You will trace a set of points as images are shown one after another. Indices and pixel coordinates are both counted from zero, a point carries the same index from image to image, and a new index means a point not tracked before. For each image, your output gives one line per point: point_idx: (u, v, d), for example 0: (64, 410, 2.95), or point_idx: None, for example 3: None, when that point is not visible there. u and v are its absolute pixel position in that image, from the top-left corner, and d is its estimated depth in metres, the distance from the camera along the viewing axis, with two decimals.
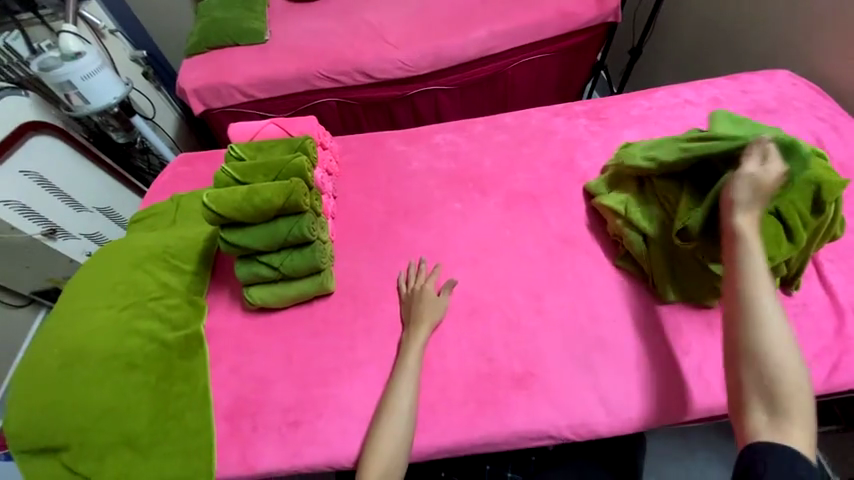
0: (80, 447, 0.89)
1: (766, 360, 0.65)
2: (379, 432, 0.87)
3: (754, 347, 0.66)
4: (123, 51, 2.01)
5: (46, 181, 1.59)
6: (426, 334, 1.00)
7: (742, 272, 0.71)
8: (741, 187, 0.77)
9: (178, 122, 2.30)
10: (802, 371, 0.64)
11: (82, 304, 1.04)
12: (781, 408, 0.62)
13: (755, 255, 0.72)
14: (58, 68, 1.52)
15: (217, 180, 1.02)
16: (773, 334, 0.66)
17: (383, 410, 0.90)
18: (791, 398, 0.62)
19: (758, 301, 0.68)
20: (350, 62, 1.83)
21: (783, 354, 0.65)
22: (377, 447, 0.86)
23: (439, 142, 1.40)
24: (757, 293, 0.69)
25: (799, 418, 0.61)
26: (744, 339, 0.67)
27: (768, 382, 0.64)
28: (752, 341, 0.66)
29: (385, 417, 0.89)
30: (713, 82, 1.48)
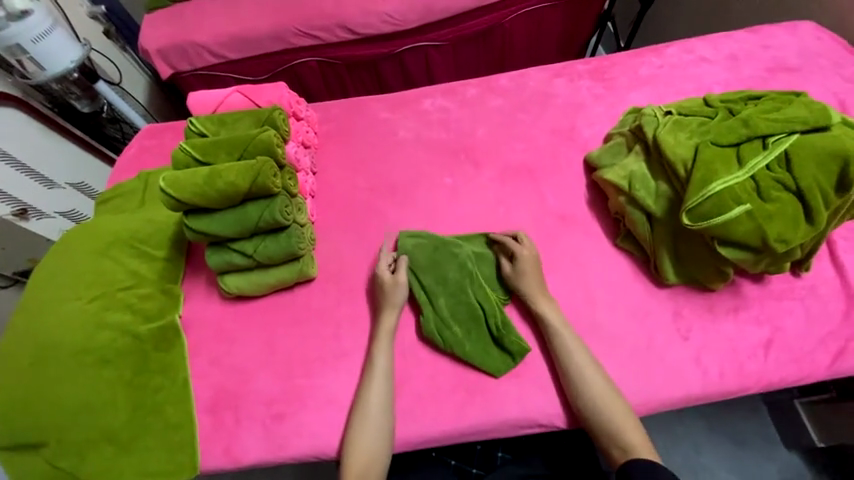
0: (58, 444, 0.87)
1: (593, 402, 0.85)
2: (363, 425, 0.85)
3: (585, 395, 0.85)
4: (80, 7, 1.81)
5: (10, 157, 1.45)
6: (396, 319, 0.95)
7: (550, 336, 0.91)
8: (519, 266, 0.96)
9: (148, 87, 2.12)
10: (617, 397, 0.85)
11: (46, 297, 0.97)
12: (617, 431, 0.83)
13: (554, 320, 0.91)
14: (3, 29, 1.33)
15: (175, 159, 0.92)
16: (590, 380, 0.85)
17: (362, 402, 0.87)
18: (619, 417, 0.84)
19: (571, 358, 0.88)
20: (330, 15, 1.63)
21: (603, 388, 0.85)
22: (362, 439, 0.84)
23: (428, 108, 1.27)
24: (569, 352, 0.88)
25: (635, 434, 0.82)
26: (583, 400, 0.85)
27: (602, 420, 0.83)
28: (580, 396, 0.86)
29: (367, 409, 0.86)
30: (731, 35, 1.33)
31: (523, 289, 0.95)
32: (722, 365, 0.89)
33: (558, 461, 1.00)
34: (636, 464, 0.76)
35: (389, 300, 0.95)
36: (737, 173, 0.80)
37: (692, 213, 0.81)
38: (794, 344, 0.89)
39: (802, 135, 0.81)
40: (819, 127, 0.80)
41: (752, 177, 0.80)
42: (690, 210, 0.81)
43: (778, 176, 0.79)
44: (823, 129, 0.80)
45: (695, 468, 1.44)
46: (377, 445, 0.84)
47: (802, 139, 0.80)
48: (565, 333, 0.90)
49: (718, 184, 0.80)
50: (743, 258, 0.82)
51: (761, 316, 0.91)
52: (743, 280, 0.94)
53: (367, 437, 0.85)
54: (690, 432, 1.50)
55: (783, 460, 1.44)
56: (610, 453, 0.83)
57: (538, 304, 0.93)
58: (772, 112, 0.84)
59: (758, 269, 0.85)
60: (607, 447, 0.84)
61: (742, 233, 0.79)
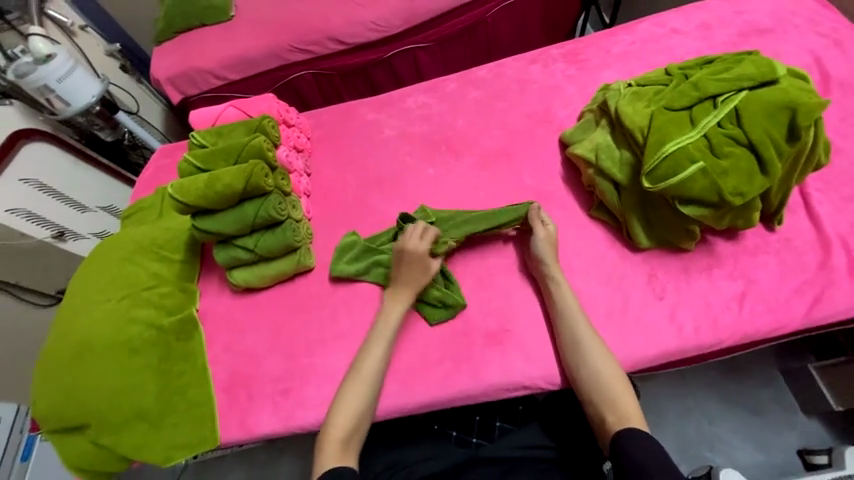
0: (98, 424, 1.00)
1: (590, 370, 0.87)
2: (349, 389, 0.90)
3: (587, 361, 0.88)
4: (97, 47, 2.01)
5: (46, 186, 1.64)
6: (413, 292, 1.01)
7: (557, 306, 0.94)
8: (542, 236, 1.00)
9: (164, 114, 2.30)
10: (617, 371, 0.87)
11: (83, 299, 1.11)
12: (612, 398, 0.84)
13: (564, 289, 0.95)
14: (33, 74, 1.52)
15: (181, 170, 1.05)
16: (592, 349, 0.88)
17: (355, 369, 0.93)
18: (613, 386, 0.85)
19: (577, 328, 0.91)
20: (319, 29, 1.76)
21: (602, 355, 0.88)
22: (343, 403, 0.89)
23: (411, 105, 1.36)
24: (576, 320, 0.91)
25: (632, 407, 0.83)
26: (580, 368, 0.89)
27: (601, 387, 0.86)
28: (581, 362, 0.88)
29: (358, 372, 0.92)
30: (704, 4, 1.34)
31: (540, 255, 0.98)
32: (697, 320, 0.92)
33: (560, 424, 1.03)
34: (626, 433, 0.78)
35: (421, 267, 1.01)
36: (690, 133, 0.85)
37: (650, 176, 0.86)
38: (769, 295, 0.91)
39: (750, 91, 0.85)
40: (766, 82, 0.84)
41: (704, 136, 0.84)
42: (648, 173, 0.86)
43: (729, 132, 0.83)
44: (770, 83, 0.85)
45: (707, 438, 1.40)
46: (360, 413, 0.88)
47: (751, 95, 0.84)
48: (570, 303, 0.93)
49: (672, 145, 0.84)
50: (704, 213, 0.86)
51: (735, 271, 0.94)
52: (717, 238, 0.97)
53: (352, 401, 0.89)
54: (701, 404, 1.45)
55: (805, 427, 1.39)
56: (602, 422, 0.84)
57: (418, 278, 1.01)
58: (721, 74, 0.89)
59: (724, 225, 0.90)
60: (601, 416, 0.85)
61: (699, 190, 0.83)
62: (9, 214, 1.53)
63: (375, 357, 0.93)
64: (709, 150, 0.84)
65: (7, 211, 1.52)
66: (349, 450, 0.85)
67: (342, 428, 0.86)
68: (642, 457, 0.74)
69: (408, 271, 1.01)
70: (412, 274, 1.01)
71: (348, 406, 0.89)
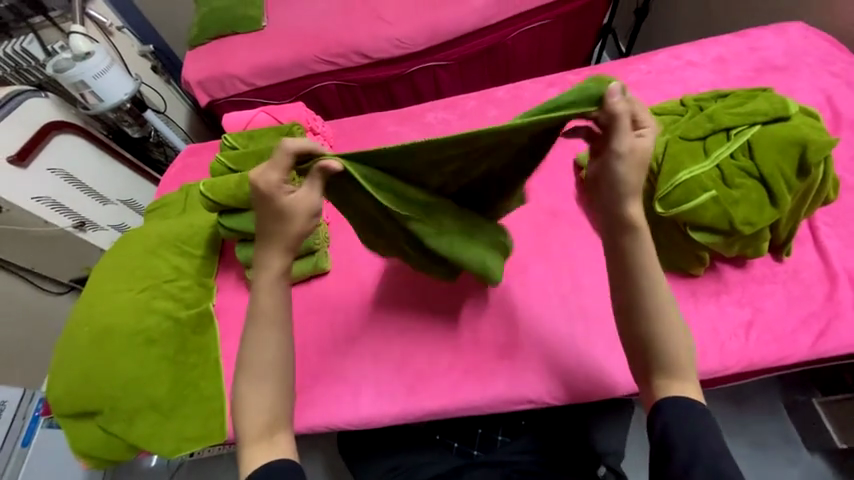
0: (110, 411, 1.02)
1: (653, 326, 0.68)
2: (249, 384, 0.70)
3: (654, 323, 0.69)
4: (131, 47, 2.08)
5: (72, 177, 1.70)
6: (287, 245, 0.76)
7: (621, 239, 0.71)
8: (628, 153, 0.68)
9: (189, 114, 2.38)
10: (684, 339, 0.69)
11: (106, 288, 1.15)
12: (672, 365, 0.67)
13: (638, 218, 0.70)
14: (71, 69, 1.60)
15: (213, 170, 1.10)
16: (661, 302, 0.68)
17: (247, 359, 0.71)
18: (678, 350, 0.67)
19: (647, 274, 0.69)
20: (346, 43, 1.83)
21: (670, 312, 0.68)
22: (244, 405, 0.69)
23: (431, 120, 1.41)
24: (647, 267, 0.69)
25: (691, 375, 0.68)
26: (641, 322, 0.68)
27: (661, 356, 0.68)
28: (647, 325, 0.68)
29: (249, 366, 0.71)
30: (718, 39, 1.39)
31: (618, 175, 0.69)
32: (704, 345, 0.94)
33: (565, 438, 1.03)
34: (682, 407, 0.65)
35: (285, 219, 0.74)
36: (703, 163, 0.88)
37: (664, 201, 0.89)
38: (775, 325, 0.93)
39: (763, 125, 0.88)
40: (779, 118, 0.88)
41: (717, 167, 0.88)
42: (661, 198, 0.89)
43: (741, 164, 0.87)
44: (782, 120, 0.88)
45: None
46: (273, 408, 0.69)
47: (764, 130, 0.88)
48: (641, 240, 0.70)
49: (685, 173, 0.88)
50: (714, 241, 0.89)
51: (743, 299, 0.96)
52: (726, 266, 0.99)
53: (256, 397, 0.69)
54: None
55: (806, 464, 1.37)
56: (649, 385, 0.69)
57: (288, 230, 0.74)
58: (735, 108, 0.92)
59: (734, 253, 0.92)
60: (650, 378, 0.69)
61: (710, 217, 0.86)
62: (34, 202, 1.59)
63: (266, 339, 0.72)
64: (720, 179, 0.87)
65: (33, 199, 1.59)
66: (276, 439, 0.69)
67: (257, 428, 0.69)
68: (681, 445, 0.63)
69: (275, 220, 0.74)
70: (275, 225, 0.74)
71: (252, 404, 0.69)
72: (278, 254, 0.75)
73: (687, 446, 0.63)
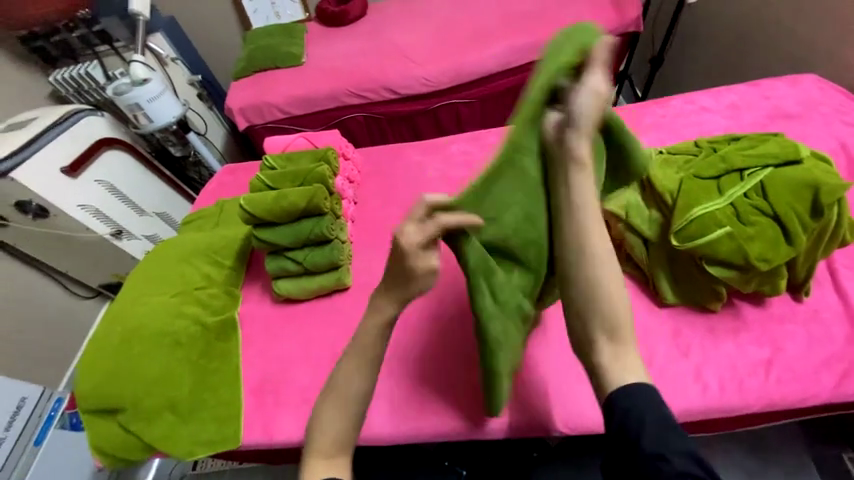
0: (132, 410, 1.05)
1: (591, 310, 0.67)
2: (331, 404, 0.75)
3: (609, 328, 0.65)
4: (182, 76, 2.30)
5: (115, 188, 1.83)
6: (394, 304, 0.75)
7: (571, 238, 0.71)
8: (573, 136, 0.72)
9: (226, 138, 2.55)
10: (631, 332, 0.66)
11: (141, 290, 1.22)
12: (610, 336, 0.65)
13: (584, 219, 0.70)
14: (129, 93, 1.78)
15: (252, 186, 1.20)
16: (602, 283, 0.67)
17: (334, 380, 0.77)
18: (620, 326, 0.66)
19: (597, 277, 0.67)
20: (377, 80, 1.98)
21: (612, 290, 0.67)
22: (321, 423, 0.75)
23: (453, 151, 1.48)
24: (580, 271, 0.68)
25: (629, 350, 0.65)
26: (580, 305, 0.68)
27: (597, 339, 0.66)
28: (587, 308, 0.67)
29: (333, 390, 0.76)
30: (732, 88, 1.46)
31: (572, 178, 0.73)
32: (723, 382, 0.92)
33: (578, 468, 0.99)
34: (621, 387, 0.62)
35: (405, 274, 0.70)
36: (717, 200, 0.92)
37: (678, 235, 0.92)
38: (797, 365, 0.92)
39: (775, 167, 0.92)
40: (791, 162, 0.92)
41: (731, 204, 0.91)
42: (676, 232, 0.92)
43: (755, 203, 0.90)
44: (795, 163, 0.92)
45: None
46: (347, 426, 0.75)
47: (776, 172, 0.91)
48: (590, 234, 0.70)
49: (699, 209, 0.91)
50: (729, 276, 0.91)
51: (762, 337, 0.95)
52: (743, 302, 1.00)
53: (333, 415, 0.75)
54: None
55: None
56: (593, 368, 0.66)
57: (423, 281, 0.71)
58: (748, 150, 0.97)
59: (750, 289, 0.93)
60: (591, 360, 0.67)
61: (724, 252, 0.89)
62: (79, 209, 1.71)
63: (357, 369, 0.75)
64: (734, 215, 0.90)
65: (78, 206, 1.71)
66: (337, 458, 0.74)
67: (327, 443, 0.74)
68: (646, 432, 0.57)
69: (409, 268, 0.70)
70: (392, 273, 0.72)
71: (332, 422, 0.75)
72: (394, 304, 0.74)
73: (646, 420, 0.58)
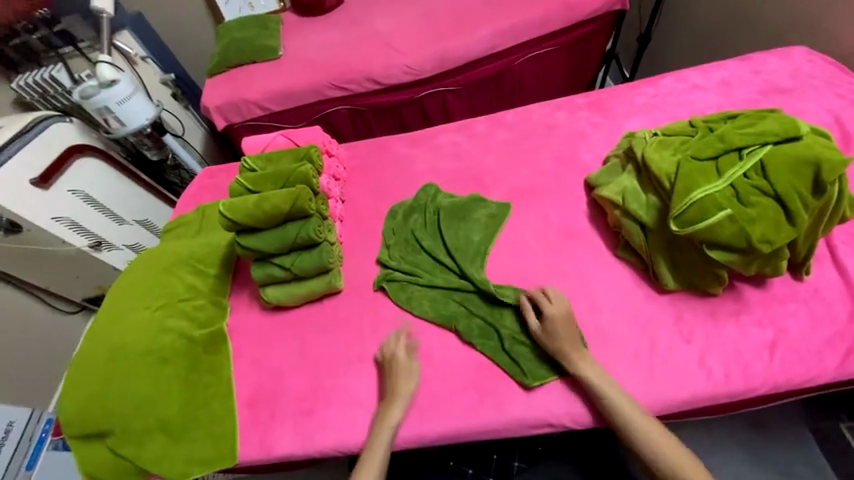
0: (121, 432, 1.01)
1: (644, 444, 0.86)
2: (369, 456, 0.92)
3: (650, 449, 0.85)
4: (154, 75, 2.17)
5: (91, 198, 1.75)
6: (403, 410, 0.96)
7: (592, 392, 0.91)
8: (547, 322, 0.96)
9: (205, 138, 2.45)
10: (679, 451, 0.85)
11: (122, 306, 1.16)
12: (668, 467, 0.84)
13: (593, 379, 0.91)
14: (96, 96, 1.67)
15: (231, 190, 1.13)
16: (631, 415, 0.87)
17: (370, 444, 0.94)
18: (668, 453, 0.85)
19: (625, 418, 0.88)
20: (359, 70, 1.90)
21: (644, 421, 0.87)
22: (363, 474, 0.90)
23: (441, 142, 1.43)
24: (613, 419, 0.89)
25: (685, 463, 0.84)
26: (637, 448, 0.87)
27: (661, 467, 0.85)
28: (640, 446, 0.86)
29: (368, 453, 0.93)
30: (723, 64, 1.43)
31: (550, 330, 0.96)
32: (727, 367, 0.91)
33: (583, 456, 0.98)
34: None
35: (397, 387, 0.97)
36: (717, 182, 0.89)
37: (678, 220, 0.89)
38: (800, 345, 0.90)
39: (775, 145, 0.90)
40: (790, 138, 0.89)
41: (731, 186, 0.88)
42: (676, 217, 0.89)
43: (756, 183, 0.87)
44: (794, 139, 0.89)
45: None
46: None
47: (776, 149, 0.89)
48: (603, 386, 0.90)
49: (699, 192, 0.88)
50: (731, 259, 0.89)
51: (764, 319, 0.94)
52: (744, 285, 0.98)
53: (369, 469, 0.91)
54: (723, 459, 1.35)
55: None
56: None
57: (405, 388, 0.97)
58: (746, 128, 0.94)
59: (753, 271, 0.91)
60: None
61: (726, 236, 0.86)
62: (53, 221, 1.63)
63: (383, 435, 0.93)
64: (734, 197, 0.87)
65: (53, 218, 1.63)
66: None
67: None
68: None
69: (395, 382, 0.98)
70: (398, 382, 0.98)
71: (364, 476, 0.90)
72: (398, 412, 0.95)
73: None
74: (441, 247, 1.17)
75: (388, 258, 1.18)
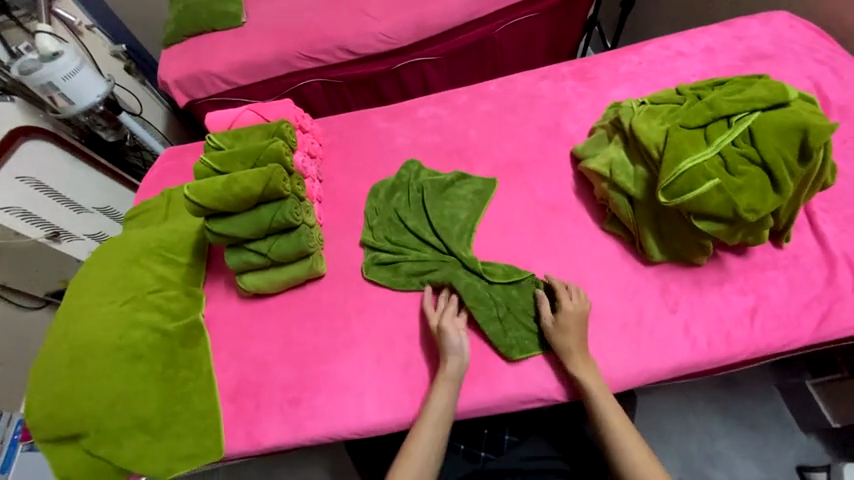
0: (96, 433, 0.95)
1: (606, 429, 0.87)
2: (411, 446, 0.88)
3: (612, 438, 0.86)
4: (103, 47, 1.97)
5: (43, 185, 1.60)
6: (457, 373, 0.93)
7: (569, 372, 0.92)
8: (560, 316, 0.94)
9: (167, 116, 2.27)
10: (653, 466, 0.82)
11: (85, 301, 1.07)
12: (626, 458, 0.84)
13: (576, 360, 0.91)
14: (38, 71, 1.48)
15: (197, 172, 1.05)
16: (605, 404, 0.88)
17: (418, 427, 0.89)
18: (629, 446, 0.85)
19: (607, 422, 0.87)
20: (330, 39, 1.77)
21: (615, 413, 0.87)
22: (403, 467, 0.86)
23: (423, 115, 1.36)
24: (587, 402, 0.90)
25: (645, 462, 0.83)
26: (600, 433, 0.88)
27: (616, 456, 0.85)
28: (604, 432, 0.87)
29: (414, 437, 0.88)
30: (707, 29, 1.39)
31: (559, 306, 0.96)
32: (710, 335, 0.93)
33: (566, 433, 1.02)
34: None
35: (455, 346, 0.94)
36: (706, 151, 0.88)
37: (667, 190, 0.88)
38: (779, 311, 0.93)
39: (763, 112, 0.89)
40: (778, 105, 0.88)
41: (719, 154, 0.87)
42: (665, 188, 0.88)
43: (744, 151, 0.86)
44: (781, 105, 0.89)
45: (710, 456, 1.36)
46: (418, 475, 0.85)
47: (764, 116, 0.88)
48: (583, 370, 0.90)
49: (688, 162, 0.87)
50: (717, 229, 0.89)
51: (746, 286, 0.96)
52: (727, 254, 0.99)
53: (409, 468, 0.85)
54: (702, 420, 1.40)
55: (803, 444, 1.35)
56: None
57: (456, 354, 0.94)
58: (734, 95, 0.93)
59: (737, 240, 0.92)
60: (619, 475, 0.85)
61: (714, 206, 0.86)
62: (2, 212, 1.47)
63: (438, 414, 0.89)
64: (722, 165, 0.87)
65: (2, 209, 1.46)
66: None
67: None
68: None
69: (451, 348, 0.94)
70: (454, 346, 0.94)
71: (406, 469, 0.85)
72: (453, 376, 0.92)
73: None
74: (427, 226, 1.12)
75: (373, 239, 1.13)
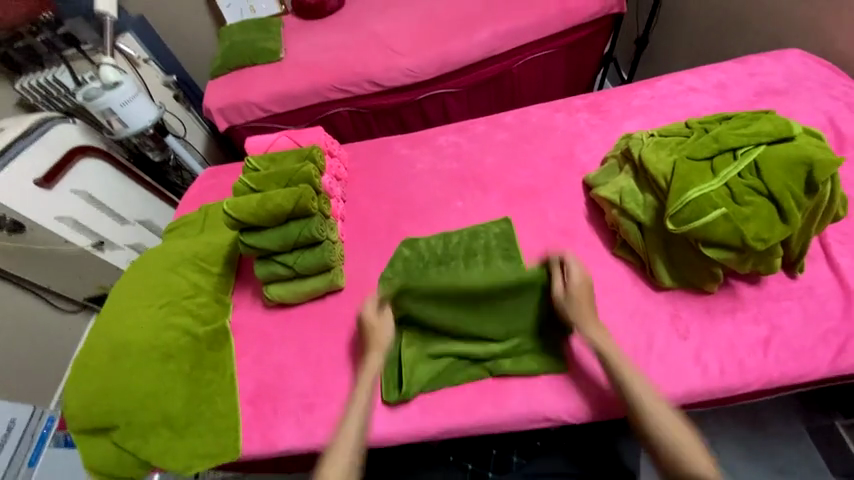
0: (126, 427, 1.02)
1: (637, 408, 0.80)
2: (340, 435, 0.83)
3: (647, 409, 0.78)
4: (156, 77, 2.19)
5: (95, 199, 1.73)
6: (379, 358, 0.97)
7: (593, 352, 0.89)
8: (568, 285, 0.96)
9: (207, 139, 2.46)
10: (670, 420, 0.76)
11: (128, 302, 1.17)
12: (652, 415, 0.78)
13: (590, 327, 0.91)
14: (99, 98, 1.67)
15: (235, 189, 1.16)
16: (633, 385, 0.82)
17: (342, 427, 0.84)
18: (656, 414, 0.78)
19: (637, 401, 0.80)
20: (359, 72, 1.92)
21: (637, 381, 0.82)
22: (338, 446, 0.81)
23: (442, 143, 1.44)
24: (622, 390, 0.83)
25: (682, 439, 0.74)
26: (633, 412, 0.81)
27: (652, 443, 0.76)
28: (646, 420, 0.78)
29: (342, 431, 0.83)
30: (718, 66, 1.44)
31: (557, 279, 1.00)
32: (723, 364, 0.93)
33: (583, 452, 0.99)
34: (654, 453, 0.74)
35: (375, 342, 1.00)
36: (712, 181, 0.92)
37: (674, 218, 0.92)
38: (794, 342, 0.92)
39: (768, 146, 0.93)
40: (783, 139, 0.92)
41: (726, 185, 0.91)
42: (672, 215, 0.92)
43: (750, 183, 0.90)
44: (787, 140, 0.92)
45: None
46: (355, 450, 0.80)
47: (769, 150, 0.92)
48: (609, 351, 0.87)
49: (695, 192, 0.91)
50: (727, 257, 0.91)
51: (760, 316, 0.95)
52: (738, 282, 1.00)
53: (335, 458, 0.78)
54: (724, 458, 1.34)
55: None
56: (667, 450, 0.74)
57: (373, 356, 0.97)
58: (740, 129, 0.97)
59: (747, 269, 0.93)
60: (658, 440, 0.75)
61: (721, 234, 0.89)
62: (57, 221, 1.62)
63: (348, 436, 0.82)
64: (728, 195, 0.90)
65: (56, 218, 1.62)
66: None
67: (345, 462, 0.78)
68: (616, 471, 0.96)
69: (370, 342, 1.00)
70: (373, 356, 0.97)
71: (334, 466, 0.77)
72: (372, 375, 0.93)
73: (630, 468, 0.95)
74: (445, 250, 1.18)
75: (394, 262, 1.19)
